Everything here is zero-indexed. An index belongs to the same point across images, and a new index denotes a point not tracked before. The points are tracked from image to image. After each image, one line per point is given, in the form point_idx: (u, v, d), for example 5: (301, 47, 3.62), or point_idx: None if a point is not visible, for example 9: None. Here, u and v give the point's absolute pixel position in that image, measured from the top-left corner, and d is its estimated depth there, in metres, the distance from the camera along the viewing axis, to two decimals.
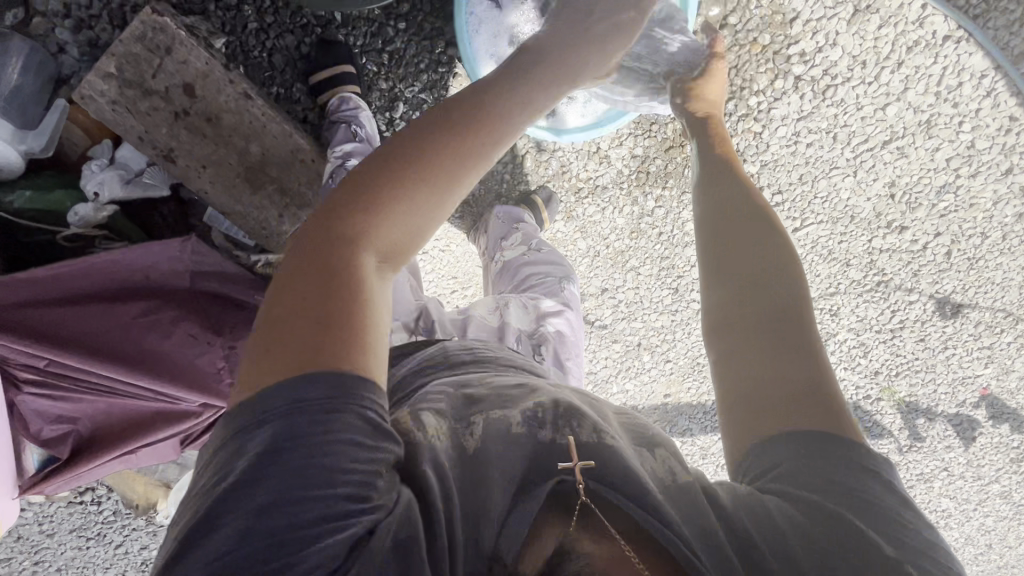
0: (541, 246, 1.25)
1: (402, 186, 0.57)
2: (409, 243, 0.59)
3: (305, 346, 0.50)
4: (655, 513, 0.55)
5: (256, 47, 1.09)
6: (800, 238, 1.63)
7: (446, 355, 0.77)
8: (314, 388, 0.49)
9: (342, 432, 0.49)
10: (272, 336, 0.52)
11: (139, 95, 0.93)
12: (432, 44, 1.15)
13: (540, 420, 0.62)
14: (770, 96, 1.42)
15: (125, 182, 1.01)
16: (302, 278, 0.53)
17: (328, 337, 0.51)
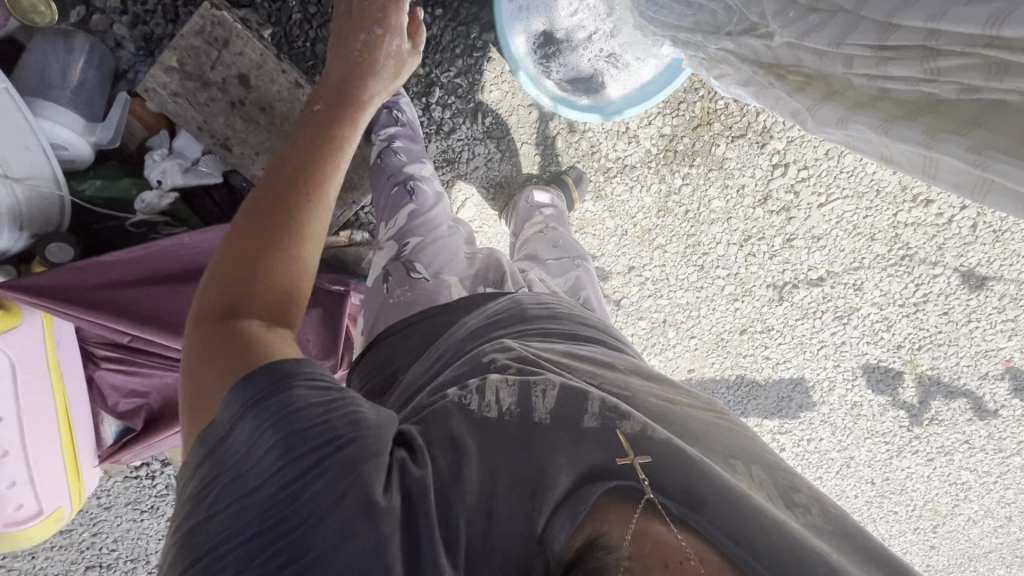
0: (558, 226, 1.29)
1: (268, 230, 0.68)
2: (288, 286, 0.67)
3: (234, 366, 0.58)
4: (711, 516, 0.53)
5: (300, 37, 1.13)
6: (826, 214, 1.64)
7: (521, 309, 0.81)
8: (250, 388, 0.55)
9: (294, 407, 0.54)
10: (209, 390, 0.58)
11: (198, 86, 0.98)
12: (467, 29, 1.22)
13: (613, 410, 0.62)
14: None
15: (184, 170, 1.05)
16: (211, 347, 0.60)
17: (247, 352, 0.59)
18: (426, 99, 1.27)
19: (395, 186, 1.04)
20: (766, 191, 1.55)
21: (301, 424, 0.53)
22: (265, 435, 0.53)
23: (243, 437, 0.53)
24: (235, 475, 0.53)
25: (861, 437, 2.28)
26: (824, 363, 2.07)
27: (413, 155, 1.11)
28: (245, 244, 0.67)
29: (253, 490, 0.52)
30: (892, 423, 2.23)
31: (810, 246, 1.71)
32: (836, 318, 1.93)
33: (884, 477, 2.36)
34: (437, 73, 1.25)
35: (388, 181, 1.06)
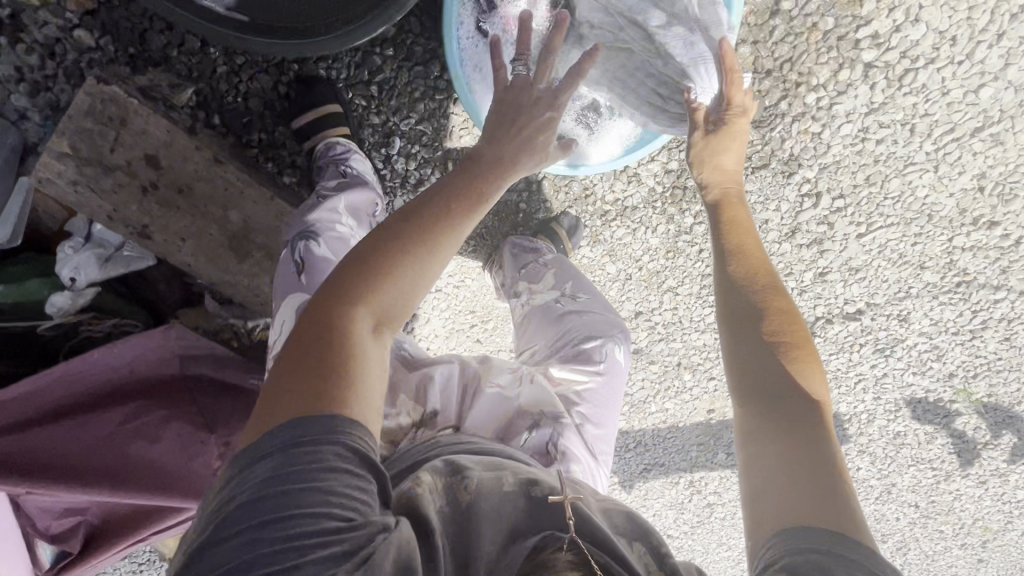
0: (576, 291, 1.12)
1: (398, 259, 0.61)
2: (398, 312, 0.61)
3: (305, 386, 0.53)
4: (615, 557, 0.52)
5: (229, 92, 0.96)
6: (866, 244, 1.40)
7: (439, 448, 0.69)
8: (302, 431, 0.50)
9: (327, 463, 0.49)
10: (274, 396, 0.54)
11: (100, 172, 0.84)
12: (427, 68, 0.99)
13: (532, 481, 0.62)
14: (833, 90, 1.11)
15: (103, 261, 0.94)
16: (304, 344, 0.56)
17: (318, 387, 0.53)
18: (386, 150, 1.06)
19: (300, 244, 0.82)
20: (794, 224, 1.33)
21: (333, 489, 0.48)
22: (306, 474, 0.48)
23: (271, 470, 0.49)
24: (245, 510, 0.47)
25: (904, 464, 2.06)
26: (863, 396, 1.85)
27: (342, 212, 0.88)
28: (383, 246, 0.62)
29: (252, 539, 0.46)
30: (940, 449, 2.00)
31: (847, 278, 1.48)
32: (877, 351, 1.70)
33: (931, 504, 2.14)
34: (395, 120, 1.03)
35: (297, 239, 0.83)
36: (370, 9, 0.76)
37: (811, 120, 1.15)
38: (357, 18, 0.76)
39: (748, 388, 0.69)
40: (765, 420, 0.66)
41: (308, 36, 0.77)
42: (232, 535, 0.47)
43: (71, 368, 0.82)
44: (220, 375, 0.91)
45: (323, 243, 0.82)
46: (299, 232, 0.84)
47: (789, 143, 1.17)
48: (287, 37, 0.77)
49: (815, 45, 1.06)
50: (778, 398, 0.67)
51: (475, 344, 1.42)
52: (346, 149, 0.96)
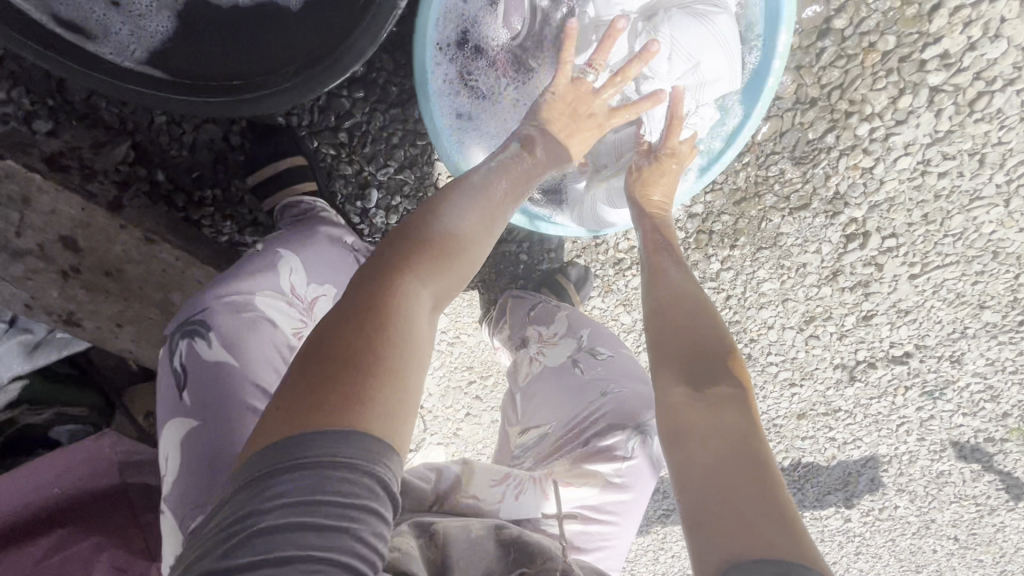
0: (596, 346, 0.95)
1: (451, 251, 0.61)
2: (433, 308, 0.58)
3: (346, 381, 0.48)
4: None
5: (171, 146, 0.82)
6: (919, 284, 1.22)
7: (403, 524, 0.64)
8: (360, 448, 0.44)
9: (343, 491, 0.42)
10: (305, 395, 0.47)
11: (9, 258, 0.73)
12: (405, 111, 0.84)
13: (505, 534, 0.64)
14: (890, 120, 0.93)
15: (31, 350, 0.81)
16: (338, 338, 0.50)
17: (377, 376, 0.49)
18: (363, 203, 0.91)
19: (183, 340, 0.61)
20: (836, 267, 1.15)
21: (357, 533, 0.42)
22: (332, 507, 0.42)
23: (293, 497, 0.41)
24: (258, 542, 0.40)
25: (946, 501, 1.87)
26: (905, 437, 1.67)
27: (248, 278, 0.66)
28: (418, 234, 0.59)
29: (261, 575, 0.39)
30: (987, 486, 1.82)
31: (894, 321, 1.30)
32: (925, 393, 1.52)
33: (976, 544, 1.97)
34: (370, 170, 0.88)
35: (180, 330, 0.62)
36: (320, 59, 0.61)
37: (862, 154, 0.97)
38: (311, 69, 0.61)
39: (682, 394, 0.64)
40: (698, 430, 0.61)
41: (249, 96, 0.62)
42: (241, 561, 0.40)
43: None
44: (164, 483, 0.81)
45: (213, 335, 0.61)
46: (182, 320, 0.62)
47: (835, 181, 1.00)
48: (223, 98, 0.62)
49: (871, 68, 0.89)
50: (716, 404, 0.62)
51: (473, 401, 1.27)
52: (308, 205, 0.80)
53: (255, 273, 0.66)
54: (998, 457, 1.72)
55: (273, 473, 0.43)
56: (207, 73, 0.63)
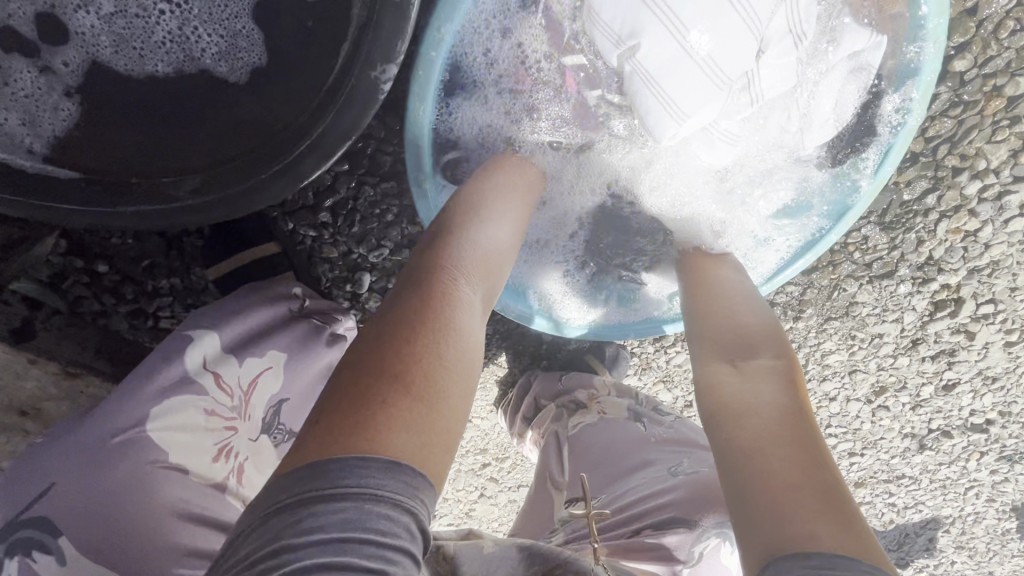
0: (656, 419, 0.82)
1: (488, 247, 0.55)
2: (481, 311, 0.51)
3: (391, 390, 0.38)
4: None
5: (112, 231, 0.66)
6: (1014, 352, 1.03)
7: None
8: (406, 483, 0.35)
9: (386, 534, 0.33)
10: (356, 404, 0.37)
11: None
12: (400, 183, 0.68)
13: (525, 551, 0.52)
14: (1008, 178, 0.75)
15: None
16: (386, 332, 0.42)
17: (429, 388, 0.40)
18: (352, 288, 0.75)
19: (13, 557, 0.44)
20: (917, 336, 0.97)
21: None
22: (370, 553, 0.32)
23: (331, 532, 0.32)
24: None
25: (1007, 557, 1.68)
26: (973, 500, 1.49)
27: (108, 414, 0.49)
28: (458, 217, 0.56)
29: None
30: None
31: (979, 389, 1.11)
32: (1002, 458, 1.33)
33: None
34: (360, 252, 0.71)
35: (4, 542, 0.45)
36: (300, 142, 0.49)
37: (968, 216, 0.79)
38: (303, 141, 0.49)
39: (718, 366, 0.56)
40: (740, 403, 0.50)
41: (211, 199, 0.50)
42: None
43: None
44: None
45: (63, 539, 0.44)
46: (7, 525, 0.45)
47: (931, 247, 0.81)
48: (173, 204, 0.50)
49: (992, 117, 0.71)
50: (760, 374, 0.53)
51: (488, 482, 1.11)
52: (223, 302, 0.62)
53: (118, 404, 0.50)
54: None
55: (307, 501, 0.32)
56: (167, 169, 0.52)
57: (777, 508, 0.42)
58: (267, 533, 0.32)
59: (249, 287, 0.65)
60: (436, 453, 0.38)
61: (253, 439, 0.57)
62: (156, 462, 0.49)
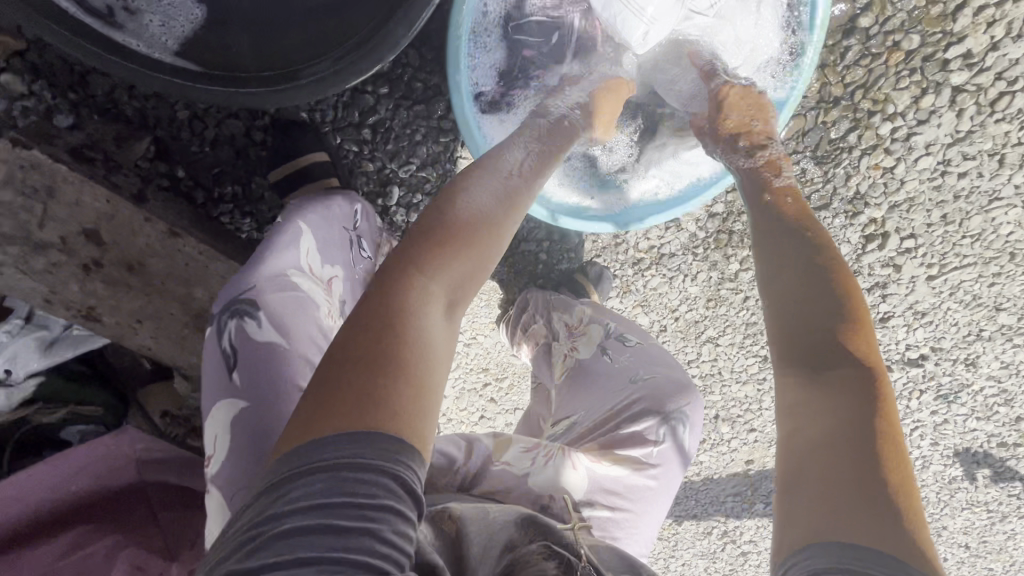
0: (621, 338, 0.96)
1: (460, 238, 0.56)
2: (464, 295, 0.56)
3: (363, 376, 0.45)
4: None
5: (193, 140, 0.80)
6: (935, 286, 1.22)
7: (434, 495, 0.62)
8: (371, 453, 0.41)
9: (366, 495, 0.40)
10: (335, 385, 0.45)
11: (30, 250, 0.67)
12: (428, 107, 0.84)
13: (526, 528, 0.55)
14: (912, 120, 0.94)
15: (46, 346, 0.78)
16: (361, 325, 0.49)
17: (396, 371, 0.46)
18: (383, 201, 0.90)
19: (232, 321, 0.59)
20: (855, 268, 1.15)
21: (379, 536, 0.39)
22: (352, 511, 0.39)
23: (306, 504, 0.39)
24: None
25: (956, 508, 1.84)
26: (920, 443, 1.66)
27: (277, 250, 0.65)
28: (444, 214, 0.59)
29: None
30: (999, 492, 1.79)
31: (911, 323, 1.29)
32: (939, 398, 1.52)
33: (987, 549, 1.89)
34: (392, 167, 0.87)
35: (224, 310, 0.60)
36: (360, 40, 0.62)
37: (883, 154, 0.97)
38: (360, 41, 0.62)
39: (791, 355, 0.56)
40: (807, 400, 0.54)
41: (285, 85, 0.64)
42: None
43: (21, 481, 0.68)
44: (190, 484, 0.77)
45: (263, 318, 0.60)
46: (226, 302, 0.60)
47: (856, 180, 0.99)
48: (253, 89, 0.64)
49: (894, 67, 0.90)
50: (852, 377, 0.54)
51: (489, 404, 1.25)
52: (292, 202, 0.76)
53: (284, 246, 0.66)
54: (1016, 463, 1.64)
55: (292, 473, 0.41)
56: (252, 62, 0.65)
57: (829, 498, 0.48)
58: (258, 505, 0.40)
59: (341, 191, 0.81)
60: (406, 425, 0.45)
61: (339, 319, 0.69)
62: (299, 293, 0.64)
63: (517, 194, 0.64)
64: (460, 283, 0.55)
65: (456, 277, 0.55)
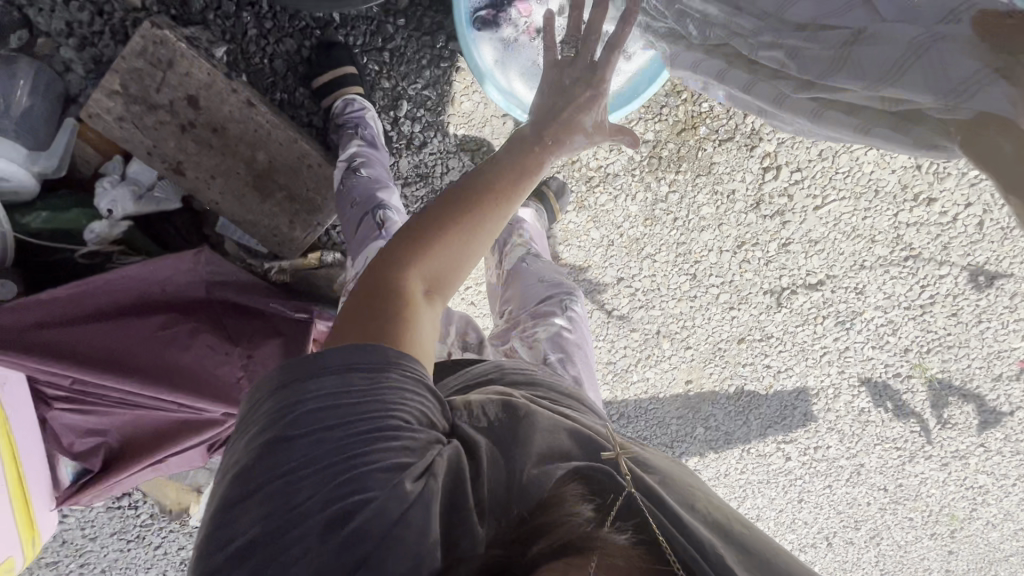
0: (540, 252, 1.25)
1: (442, 239, 0.64)
2: (451, 279, 0.65)
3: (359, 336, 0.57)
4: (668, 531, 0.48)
5: (257, 53, 1.07)
6: (822, 217, 1.54)
7: (504, 371, 0.76)
8: (371, 358, 0.54)
9: (377, 395, 0.52)
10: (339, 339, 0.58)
11: (145, 109, 0.97)
12: (433, 39, 1.14)
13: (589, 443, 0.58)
14: None
15: (137, 198, 1.02)
16: (361, 305, 0.60)
17: (384, 330, 0.57)
18: (394, 113, 1.19)
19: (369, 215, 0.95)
20: (759, 195, 1.50)
21: (391, 408, 0.53)
22: (371, 394, 0.52)
23: (327, 393, 0.51)
24: (321, 440, 0.50)
25: (871, 442, 1.89)
26: (828, 369, 1.78)
27: (380, 182, 1.02)
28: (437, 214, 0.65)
29: (326, 452, 0.50)
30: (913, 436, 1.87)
31: (807, 250, 1.59)
32: (838, 323, 1.70)
33: (897, 483, 1.96)
34: (403, 86, 1.16)
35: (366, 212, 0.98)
36: None
37: None
38: None
39: None
40: None
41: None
42: (303, 433, 0.50)
43: (126, 275, 0.92)
44: (243, 300, 1.01)
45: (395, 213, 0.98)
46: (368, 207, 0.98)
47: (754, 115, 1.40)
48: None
49: None
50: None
51: (469, 306, 1.51)
52: (359, 152, 1.03)
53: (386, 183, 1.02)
54: (907, 395, 1.79)
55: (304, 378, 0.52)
56: None
57: None
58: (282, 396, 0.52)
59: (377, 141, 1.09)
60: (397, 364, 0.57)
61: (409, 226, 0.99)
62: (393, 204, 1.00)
63: (504, 205, 0.68)
64: (444, 272, 0.64)
65: (440, 267, 0.64)
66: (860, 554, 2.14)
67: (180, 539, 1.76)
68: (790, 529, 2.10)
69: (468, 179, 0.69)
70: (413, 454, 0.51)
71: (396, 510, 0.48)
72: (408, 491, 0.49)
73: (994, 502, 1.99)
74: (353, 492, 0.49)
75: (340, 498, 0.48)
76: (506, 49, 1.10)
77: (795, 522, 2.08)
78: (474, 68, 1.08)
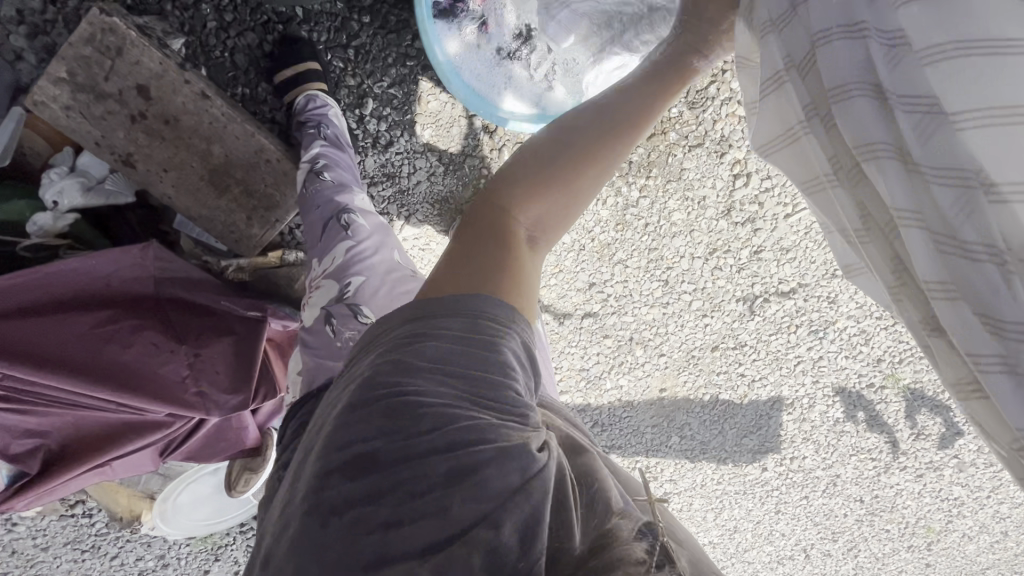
0: None
1: (556, 198, 0.65)
2: (554, 226, 0.66)
3: (474, 276, 0.56)
4: None
5: (217, 47, 1.06)
6: (793, 225, 1.54)
7: None
8: (488, 308, 0.53)
9: (495, 356, 0.50)
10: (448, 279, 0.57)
11: (94, 98, 0.95)
12: (398, 37, 1.13)
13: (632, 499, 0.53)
14: None
15: (86, 190, 0.99)
16: (477, 244, 0.60)
17: (501, 275, 0.57)
18: (360, 111, 1.17)
19: (343, 221, 0.90)
20: (729, 202, 1.50)
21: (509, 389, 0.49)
22: (494, 350, 0.50)
23: (455, 334, 0.50)
24: (442, 381, 0.48)
25: (846, 453, 1.89)
26: (802, 379, 1.78)
27: (348, 189, 0.96)
28: (553, 157, 0.65)
29: (445, 395, 0.48)
30: (886, 446, 1.87)
31: (779, 258, 1.58)
32: (811, 332, 1.69)
33: (873, 495, 1.95)
34: (369, 83, 1.15)
35: (334, 217, 0.91)
36: None
37: (737, 103, 1.40)
38: None
39: None
40: None
41: None
42: (422, 379, 0.48)
43: (66, 268, 0.88)
44: (194, 298, 0.98)
45: (361, 215, 0.92)
46: (333, 214, 0.92)
47: (722, 122, 1.41)
48: None
49: None
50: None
51: None
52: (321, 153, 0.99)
53: (351, 188, 0.97)
54: (879, 404, 1.79)
55: (429, 319, 0.51)
56: None
57: None
58: (404, 333, 0.51)
59: (346, 147, 1.06)
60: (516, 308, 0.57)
61: (380, 225, 0.93)
62: (361, 208, 0.94)
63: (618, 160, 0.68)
64: (554, 229, 0.66)
65: (552, 222, 0.66)
66: (838, 567, 2.13)
67: (139, 550, 1.70)
68: (768, 541, 2.08)
69: (584, 129, 0.67)
70: (527, 428, 0.49)
71: (514, 480, 0.44)
72: (535, 461, 0.46)
73: (970, 514, 1.98)
74: (470, 447, 0.45)
75: (456, 446, 0.45)
76: (464, 41, 1.09)
77: (772, 534, 2.06)
78: (431, 53, 1.05)
